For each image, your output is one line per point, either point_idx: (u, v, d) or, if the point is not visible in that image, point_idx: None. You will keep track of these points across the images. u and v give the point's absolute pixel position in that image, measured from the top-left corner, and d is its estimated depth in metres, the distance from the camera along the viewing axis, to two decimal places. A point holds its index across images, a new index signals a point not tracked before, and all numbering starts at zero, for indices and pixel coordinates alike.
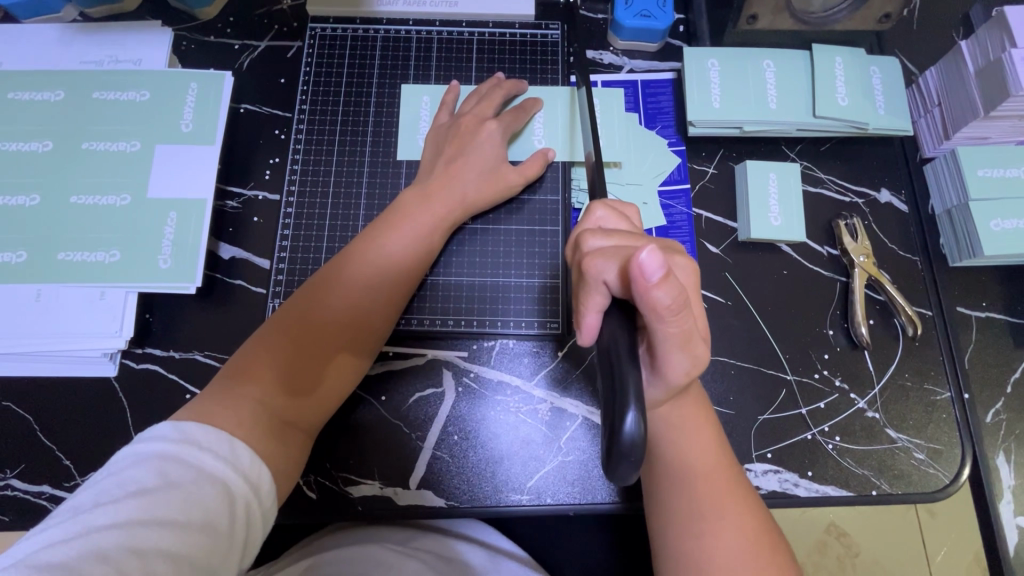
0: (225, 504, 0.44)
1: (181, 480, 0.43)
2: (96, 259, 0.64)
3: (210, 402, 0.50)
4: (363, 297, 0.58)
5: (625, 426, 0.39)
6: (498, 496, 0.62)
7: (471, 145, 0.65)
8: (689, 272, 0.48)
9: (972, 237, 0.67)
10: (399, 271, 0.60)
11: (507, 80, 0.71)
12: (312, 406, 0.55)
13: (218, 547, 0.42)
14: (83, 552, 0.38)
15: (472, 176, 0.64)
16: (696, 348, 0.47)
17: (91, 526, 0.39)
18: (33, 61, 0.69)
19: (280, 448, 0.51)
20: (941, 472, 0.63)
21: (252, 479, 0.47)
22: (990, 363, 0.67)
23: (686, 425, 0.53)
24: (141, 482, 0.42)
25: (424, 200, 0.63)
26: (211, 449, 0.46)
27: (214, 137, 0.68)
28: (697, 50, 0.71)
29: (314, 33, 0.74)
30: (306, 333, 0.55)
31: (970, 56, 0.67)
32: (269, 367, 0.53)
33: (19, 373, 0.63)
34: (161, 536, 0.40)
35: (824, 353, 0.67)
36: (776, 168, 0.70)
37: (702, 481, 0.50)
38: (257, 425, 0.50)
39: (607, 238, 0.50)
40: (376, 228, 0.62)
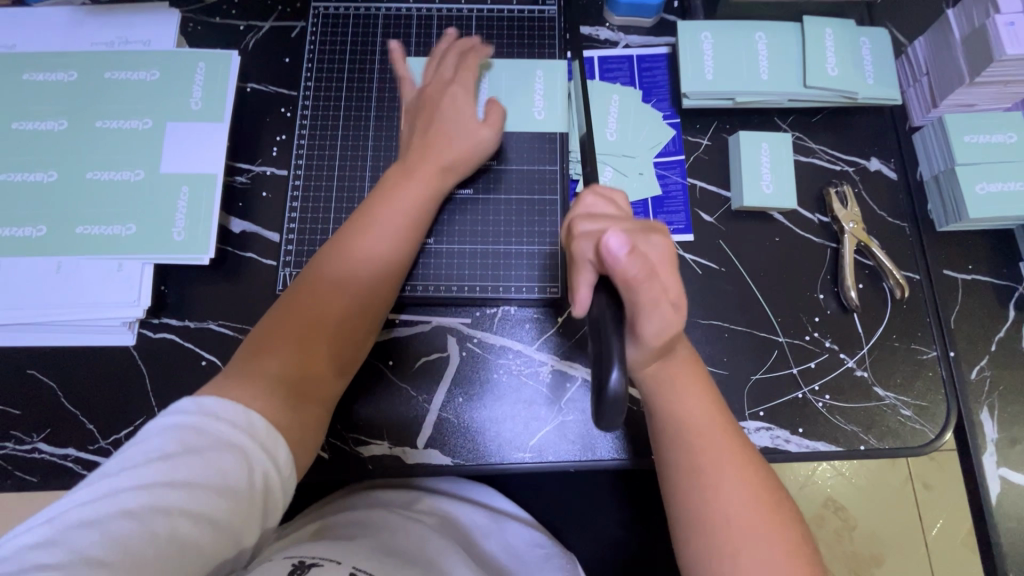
0: (244, 469, 0.46)
1: (201, 447, 0.46)
2: (113, 232, 0.66)
3: (226, 382, 0.52)
4: (361, 272, 0.60)
5: (611, 383, 0.43)
6: (502, 454, 0.65)
7: (443, 115, 0.67)
8: (665, 245, 0.52)
9: (957, 201, 0.69)
10: (392, 240, 0.62)
11: (472, 45, 0.72)
12: (327, 373, 0.58)
13: (239, 508, 0.46)
14: (112, 510, 0.42)
15: (450, 145, 0.66)
16: (667, 312, 0.49)
17: (118, 487, 0.43)
18: (44, 43, 0.71)
19: (298, 414, 0.54)
20: (926, 428, 0.66)
21: (269, 447, 0.49)
22: (976, 325, 0.70)
23: (680, 384, 0.55)
24: (163, 448, 0.45)
25: (408, 172, 0.65)
26: (228, 419, 0.48)
27: (222, 114, 0.71)
28: (691, 24, 0.73)
29: (317, 11, 0.76)
30: (313, 311, 0.58)
31: (956, 25, 0.69)
32: (281, 344, 0.56)
33: (42, 343, 0.66)
34: (183, 496, 0.44)
35: (814, 316, 0.69)
36: (768, 138, 0.72)
37: (704, 430, 0.53)
38: (275, 396, 0.52)
39: (594, 221, 0.52)
40: (364, 205, 0.64)
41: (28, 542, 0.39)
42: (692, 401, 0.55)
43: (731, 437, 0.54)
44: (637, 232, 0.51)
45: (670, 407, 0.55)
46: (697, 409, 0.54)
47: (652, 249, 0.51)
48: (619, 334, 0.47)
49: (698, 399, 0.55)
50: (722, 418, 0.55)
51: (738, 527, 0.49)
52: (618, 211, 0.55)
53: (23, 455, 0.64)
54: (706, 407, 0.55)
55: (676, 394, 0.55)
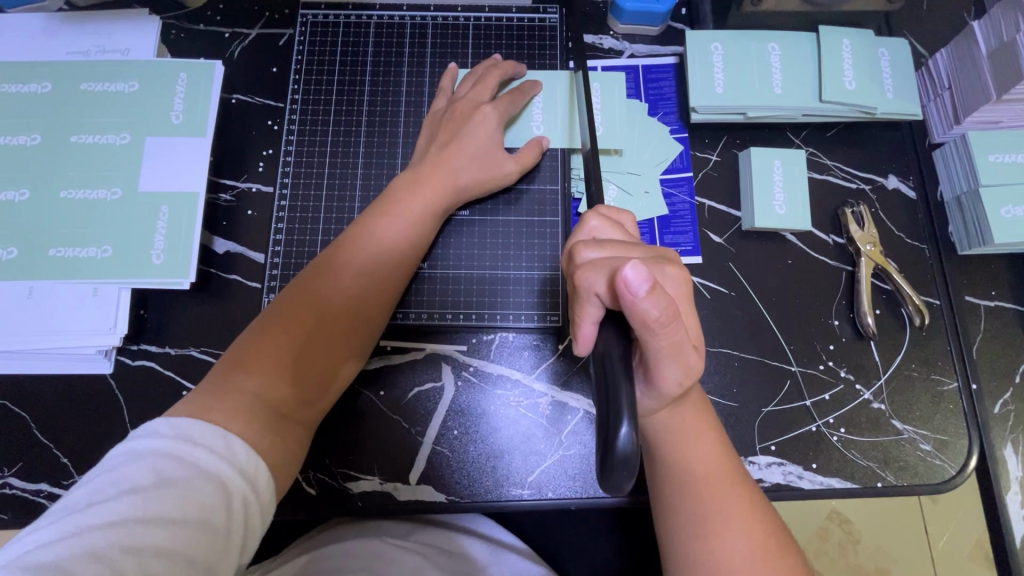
0: (221, 500, 0.43)
1: (176, 478, 0.42)
2: (88, 254, 0.63)
3: (204, 398, 0.49)
4: (356, 288, 0.57)
5: (620, 439, 0.40)
6: (499, 490, 0.62)
7: (465, 129, 0.64)
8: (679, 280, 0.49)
9: (981, 224, 0.65)
10: (392, 255, 0.59)
11: (504, 61, 0.69)
12: (311, 398, 0.54)
13: (215, 545, 0.42)
14: (76, 551, 0.38)
15: (464, 161, 0.63)
16: (689, 356, 0.46)
17: (84, 524, 0.39)
18: (18, 52, 0.68)
19: (278, 441, 0.50)
20: (947, 464, 0.63)
21: (249, 474, 0.46)
22: (998, 353, 0.66)
23: (688, 428, 0.52)
24: (135, 479, 0.41)
25: (415, 183, 0.62)
26: (206, 445, 0.45)
27: (204, 128, 0.67)
28: (699, 34, 0.69)
29: (306, 20, 0.72)
30: (301, 327, 0.54)
31: (983, 38, 0.65)
32: (264, 361, 0.52)
33: (13, 371, 0.62)
34: (156, 532, 0.40)
35: (829, 344, 0.66)
36: (780, 155, 0.68)
37: (711, 483, 0.49)
38: (253, 419, 0.49)
39: (601, 248, 0.48)
40: (365, 215, 0.60)
41: None
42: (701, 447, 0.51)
43: (743, 489, 0.50)
44: (650, 263, 0.48)
45: (677, 453, 0.51)
46: (706, 456, 0.51)
47: (668, 281, 0.48)
48: (629, 378, 0.43)
49: (707, 445, 0.51)
50: (733, 470, 0.51)
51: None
52: (622, 235, 0.52)
53: None
54: (715, 456, 0.51)
55: (683, 439, 0.51)
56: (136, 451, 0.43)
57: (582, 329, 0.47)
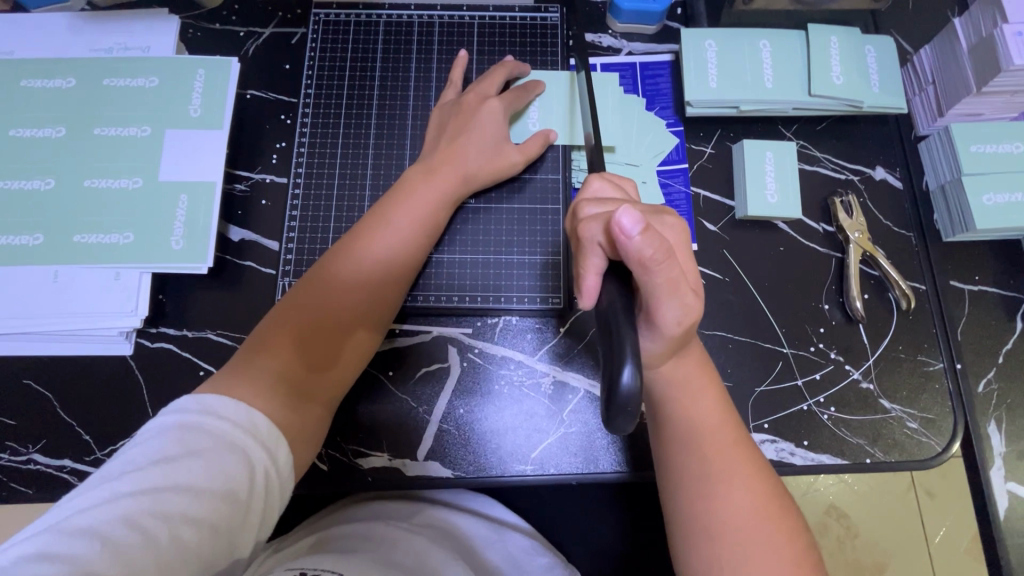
0: (245, 471, 0.45)
1: (203, 449, 0.44)
2: (110, 241, 0.66)
3: (231, 376, 0.51)
4: (373, 274, 0.60)
5: (620, 380, 0.40)
6: (503, 466, 0.64)
7: (472, 124, 0.67)
8: (678, 234, 0.50)
9: (964, 212, 0.68)
10: (403, 245, 0.62)
11: (510, 60, 0.72)
12: (331, 378, 0.57)
13: (240, 515, 0.44)
14: (110, 516, 0.40)
15: (475, 154, 0.66)
16: (687, 297, 0.47)
17: (118, 491, 0.41)
18: (43, 50, 0.71)
19: (297, 418, 0.52)
20: (933, 441, 0.65)
21: (270, 448, 0.48)
22: (982, 336, 0.69)
23: (687, 390, 0.54)
24: (164, 451, 0.44)
25: (427, 175, 0.65)
26: (230, 419, 0.47)
27: (221, 121, 0.70)
28: (694, 31, 0.73)
29: (318, 19, 0.75)
30: (322, 312, 0.57)
31: (963, 34, 0.68)
32: (286, 343, 0.55)
33: (38, 353, 0.65)
34: (184, 501, 0.42)
35: (819, 327, 0.68)
36: (772, 147, 0.71)
37: (709, 434, 0.52)
38: (277, 396, 0.51)
39: (602, 205, 0.51)
40: (381, 206, 0.63)
41: (25, 551, 0.38)
42: (703, 405, 0.54)
43: (739, 443, 0.53)
44: (651, 213, 0.50)
45: (680, 414, 0.53)
46: (706, 416, 0.53)
47: (667, 229, 0.50)
48: (633, 326, 0.44)
49: (706, 405, 0.54)
50: (728, 421, 0.54)
51: (749, 540, 0.48)
52: (624, 195, 0.54)
53: (18, 467, 0.63)
54: (711, 410, 0.54)
55: (685, 396, 0.54)
56: (165, 425, 0.45)
57: (585, 281, 0.48)
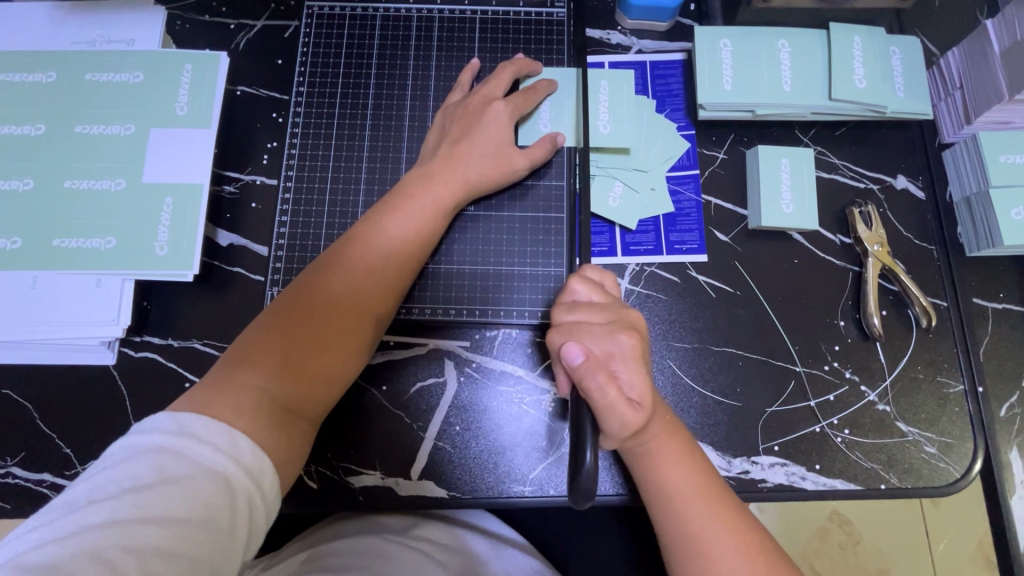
0: (225, 497, 0.42)
1: (179, 476, 0.41)
2: (92, 245, 0.63)
3: (209, 390, 0.48)
4: (365, 284, 0.56)
5: (581, 466, 0.45)
6: (500, 486, 0.61)
7: (477, 127, 0.63)
8: (633, 346, 0.53)
9: (990, 226, 0.64)
10: (401, 254, 0.58)
11: (520, 59, 0.68)
12: (316, 395, 0.53)
13: (221, 546, 0.41)
14: (77, 550, 0.37)
15: (476, 158, 0.62)
16: (626, 412, 0.49)
17: (85, 523, 0.38)
18: (23, 42, 0.67)
19: (284, 438, 0.48)
20: (952, 466, 0.62)
21: (254, 470, 0.44)
22: (1005, 355, 0.66)
23: (661, 453, 0.53)
24: (138, 477, 0.40)
25: (426, 180, 0.61)
26: (210, 442, 0.43)
27: (209, 119, 0.67)
28: (708, 30, 0.69)
29: (311, 11, 0.71)
30: (308, 323, 0.53)
31: (996, 37, 0.64)
32: (270, 356, 0.51)
33: (17, 361, 0.62)
34: (159, 533, 0.39)
35: (834, 344, 0.65)
36: (788, 154, 0.68)
37: (686, 499, 0.52)
38: (258, 413, 0.47)
39: (574, 312, 0.55)
40: (376, 210, 0.60)
41: None
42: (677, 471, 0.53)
43: (718, 500, 0.52)
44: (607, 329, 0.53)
45: (656, 480, 0.53)
46: (681, 479, 0.53)
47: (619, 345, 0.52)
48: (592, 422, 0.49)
49: (681, 466, 0.53)
50: (705, 480, 0.53)
51: None
52: (604, 297, 0.56)
53: None
54: (687, 472, 0.53)
55: (658, 462, 0.53)
56: (138, 447, 0.42)
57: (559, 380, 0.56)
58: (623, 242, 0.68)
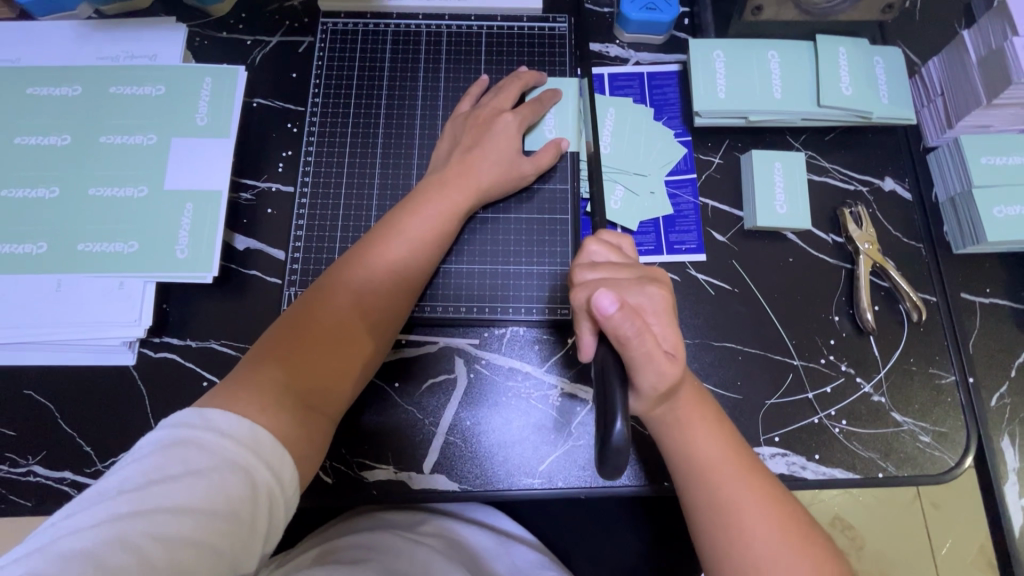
0: (248, 490, 0.44)
1: (204, 468, 0.43)
2: (115, 250, 0.65)
3: (234, 385, 0.49)
4: (381, 286, 0.59)
5: (613, 433, 0.44)
6: (510, 479, 0.63)
7: (487, 136, 0.67)
8: (662, 299, 0.52)
9: (974, 223, 0.67)
10: (416, 258, 0.61)
11: (525, 72, 0.72)
12: (333, 393, 0.55)
13: (242, 537, 0.43)
14: (107, 538, 0.38)
15: (486, 166, 0.66)
16: (663, 365, 0.49)
17: (113, 513, 0.40)
18: (50, 58, 0.71)
19: (303, 432, 0.50)
20: (946, 455, 0.64)
21: (275, 465, 0.46)
22: (993, 348, 0.68)
23: (690, 424, 0.54)
24: (165, 469, 0.42)
25: (441, 188, 0.64)
26: (233, 437, 0.45)
27: (228, 129, 0.70)
28: (701, 42, 0.72)
29: (325, 28, 0.75)
30: (327, 323, 0.56)
31: (973, 46, 0.68)
32: (291, 352, 0.53)
33: (40, 362, 0.64)
34: (184, 523, 0.41)
35: (829, 339, 0.68)
36: (780, 158, 0.71)
37: (717, 469, 0.53)
38: (280, 408, 0.49)
39: (596, 270, 0.53)
40: (393, 215, 0.63)
41: (14, 574, 0.36)
42: (706, 438, 0.54)
43: (749, 471, 0.53)
44: (632, 284, 0.52)
45: (684, 451, 0.54)
46: (712, 448, 0.54)
47: (648, 300, 0.52)
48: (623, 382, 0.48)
49: (709, 436, 0.54)
50: (736, 450, 0.54)
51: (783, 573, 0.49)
52: (622, 256, 0.55)
53: (18, 479, 0.62)
54: (716, 443, 0.54)
55: (688, 434, 0.54)
56: (163, 440, 0.43)
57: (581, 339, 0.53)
58: None
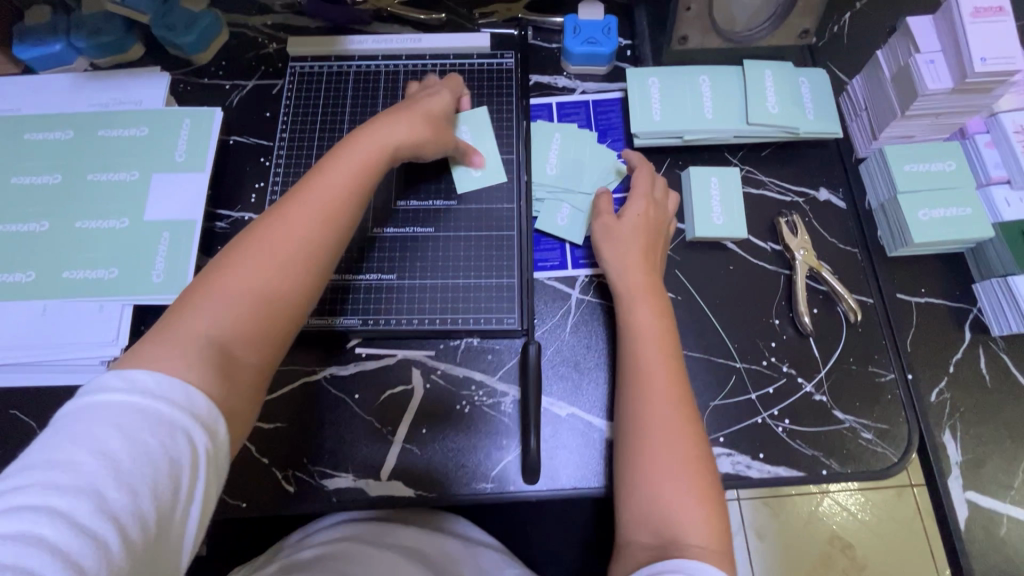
0: (191, 453, 0.42)
1: (140, 434, 0.40)
2: (96, 276, 0.70)
3: (146, 344, 0.46)
4: (309, 225, 0.55)
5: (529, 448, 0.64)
6: (464, 484, 0.66)
7: (413, 106, 0.69)
8: (643, 208, 0.69)
9: (902, 227, 0.71)
10: (347, 196, 0.58)
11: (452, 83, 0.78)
12: (263, 344, 0.52)
13: (187, 502, 0.41)
14: (44, 518, 0.36)
15: (412, 124, 0.67)
16: (604, 217, 0.70)
17: (50, 487, 0.37)
18: (47, 106, 0.78)
19: (228, 379, 0.47)
20: (889, 451, 0.66)
21: (211, 424, 0.44)
22: (931, 345, 0.71)
23: (655, 389, 0.57)
24: (98, 438, 0.39)
25: (369, 135, 0.63)
26: (170, 399, 0.43)
27: (203, 164, 0.76)
28: (637, 70, 0.78)
29: (294, 71, 0.82)
30: (250, 269, 0.52)
31: (886, 63, 0.73)
32: (211, 297, 0.50)
33: (24, 383, 0.69)
34: (128, 493, 0.39)
35: (771, 342, 0.71)
36: (717, 173, 0.75)
37: (661, 434, 0.55)
38: (198, 356, 0.46)
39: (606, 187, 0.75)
40: (322, 163, 0.61)
41: None
42: (663, 403, 0.56)
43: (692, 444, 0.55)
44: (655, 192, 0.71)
45: (638, 413, 0.56)
46: (667, 416, 0.55)
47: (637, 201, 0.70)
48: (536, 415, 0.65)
49: (670, 407, 0.56)
50: (688, 424, 0.55)
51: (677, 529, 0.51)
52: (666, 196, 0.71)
53: None
54: (672, 411, 0.56)
55: (648, 399, 0.57)
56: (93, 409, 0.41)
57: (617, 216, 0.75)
58: (573, 257, 0.75)
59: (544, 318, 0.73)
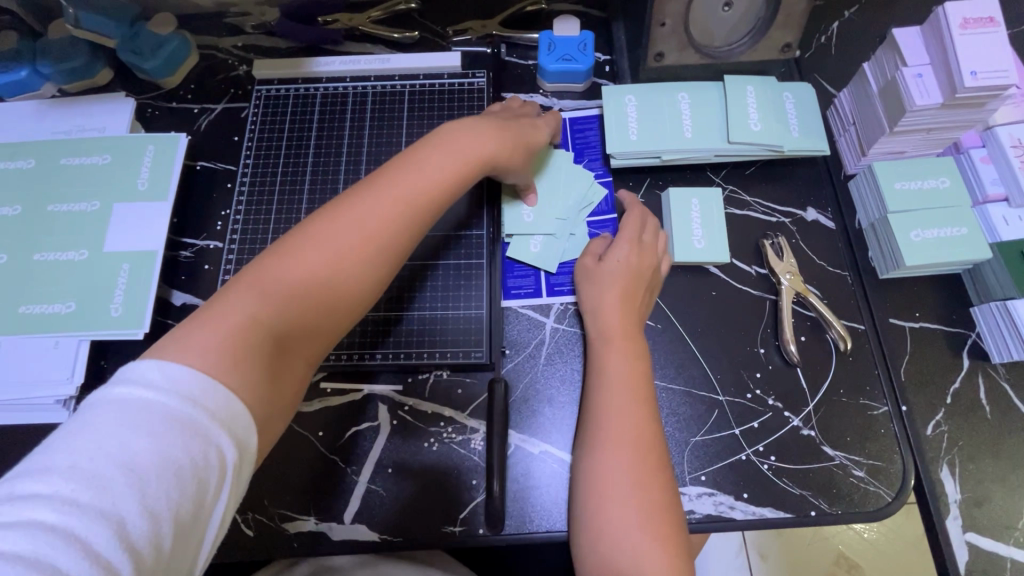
0: (217, 466, 0.37)
1: (169, 443, 0.36)
2: (53, 310, 0.68)
3: (195, 323, 0.43)
4: (379, 234, 0.53)
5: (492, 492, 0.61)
6: (430, 528, 0.62)
7: (516, 130, 0.68)
8: (626, 255, 0.65)
9: (893, 248, 0.67)
10: (422, 210, 0.56)
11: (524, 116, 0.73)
12: (295, 356, 0.48)
13: (204, 522, 0.37)
14: (44, 535, 0.31)
15: (497, 143, 0.64)
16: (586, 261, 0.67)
17: (61, 496, 0.33)
18: (10, 135, 0.77)
19: (265, 393, 0.43)
20: (883, 490, 0.62)
21: (245, 436, 0.40)
22: (927, 374, 0.67)
23: (615, 442, 0.55)
24: (126, 443, 0.35)
25: (463, 152, 0.62)
26: (206, 404, 0.38)
27: (166, 192, 0.74)
28: (613, 88, 0.76)
29: (260, 94, 0.80)
30: (307, 266, 0.49)
31: (873, 77, 0.69)
32: (270, 286, 0.47)
33: None
34: (144, 508, 0.34)
35: (755, 372, 0.67)
36: (698, 194, 0.72)
37: (617, 488, 0.53)
38: (246, 354, 0.43)
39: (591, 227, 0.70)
40: (404, 166, 0.58)
41: None
42: (620, 458, 0.54)
43: (653, 498, 0.53)
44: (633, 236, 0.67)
45: (593, 465, 0.55)
46: (621, 468, 0.54)
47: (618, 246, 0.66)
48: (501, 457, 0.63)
49: (626, 458, 0.54)
50: (651, 477, 0.54)
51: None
52: (648, 241, 0.67)
53: None
54: (629, 464, 0.54)
55: (609, 450, 0.55)
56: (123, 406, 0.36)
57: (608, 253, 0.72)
58: (548, 284, 0.72)
59: (517, 350, 0.69)
